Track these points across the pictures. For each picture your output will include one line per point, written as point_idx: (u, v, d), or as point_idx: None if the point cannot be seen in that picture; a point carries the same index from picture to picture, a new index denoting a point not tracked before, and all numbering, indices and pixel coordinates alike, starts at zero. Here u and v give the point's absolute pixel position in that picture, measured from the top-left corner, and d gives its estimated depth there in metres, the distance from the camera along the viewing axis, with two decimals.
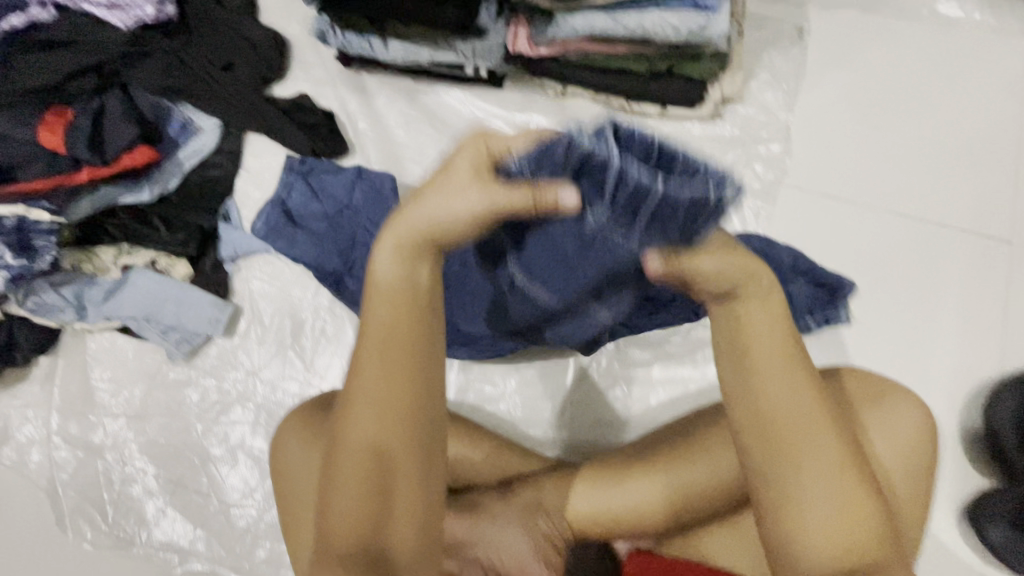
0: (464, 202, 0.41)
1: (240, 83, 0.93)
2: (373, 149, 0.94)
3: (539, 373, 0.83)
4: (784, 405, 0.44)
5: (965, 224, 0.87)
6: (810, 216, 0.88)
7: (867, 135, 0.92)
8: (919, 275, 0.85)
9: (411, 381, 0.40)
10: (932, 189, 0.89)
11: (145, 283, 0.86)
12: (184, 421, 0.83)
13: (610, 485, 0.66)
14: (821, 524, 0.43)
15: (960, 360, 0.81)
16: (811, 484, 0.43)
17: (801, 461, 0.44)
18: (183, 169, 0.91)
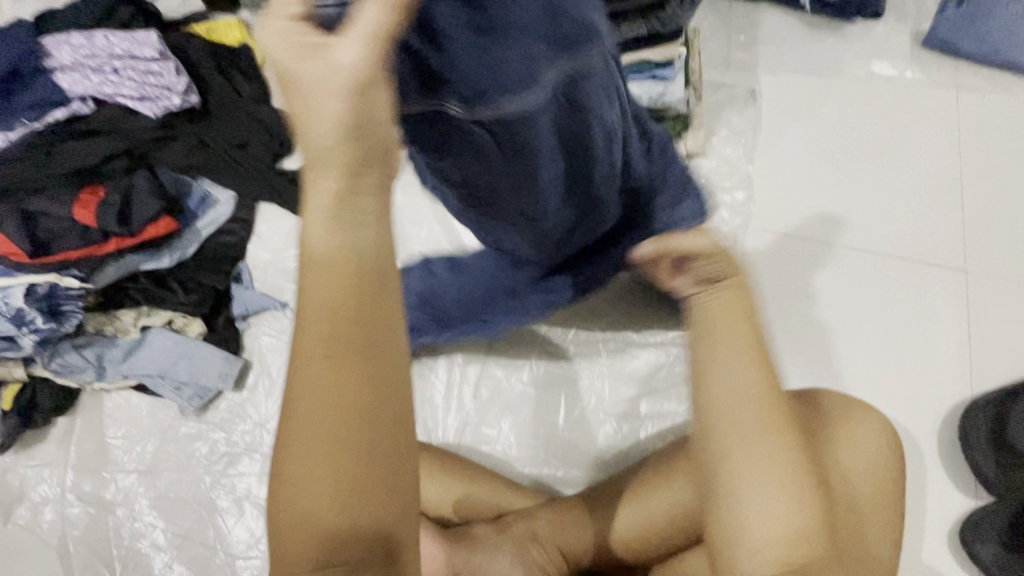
0: (341, 78, 0.27)
1: (254, 159, 1.04)
2: None
3: (533, 412, 0.87)
4: (735, 396, 0.50)
5: (920, 256, 0.94)
6: (777, 254, 0.96)
7: (822, 180, 1.01)
8: (884, 305, 0.91)
9: (363, 398, 0.31)
10: (886, 225, 0.96)
11: (162, 342, 0.92)
12: (194, 473, 0.87)
13: (607, 508, 0.69)
14: (768, 527, 0.46)
15: (931, 383, 0.85)
16: (756, 487, 0.47)
17: (764, 458, 0.47)
18: (200, 238, 1.00)
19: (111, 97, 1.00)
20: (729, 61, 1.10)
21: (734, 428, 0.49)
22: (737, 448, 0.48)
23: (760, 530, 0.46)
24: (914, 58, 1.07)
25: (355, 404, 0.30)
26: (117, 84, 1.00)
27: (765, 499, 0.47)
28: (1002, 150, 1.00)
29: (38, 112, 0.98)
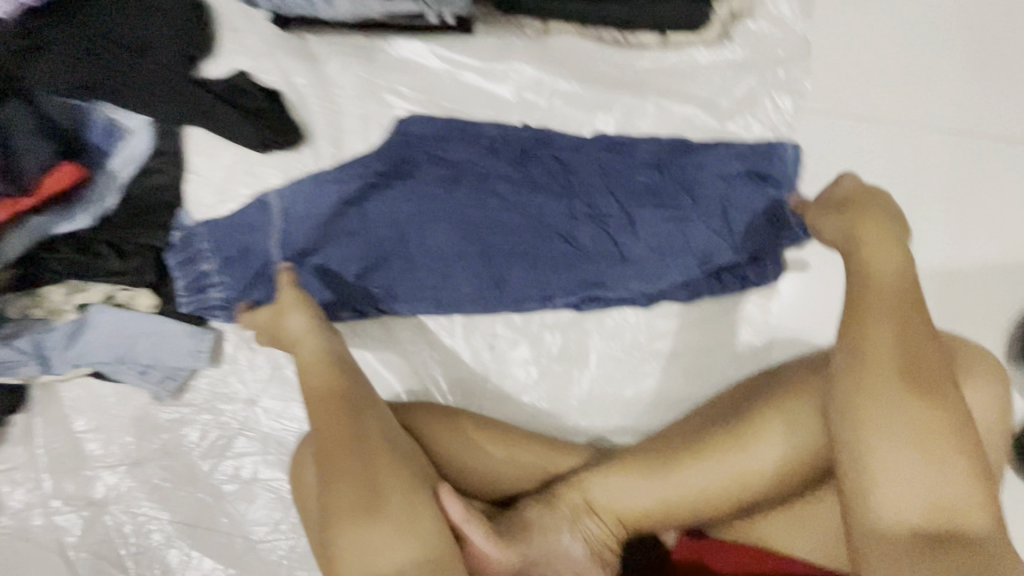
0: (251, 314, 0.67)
1: (161, 67, 0.79)
2: (332, 129, 0.82)
3: (560, 358, 0.77)
4: (891, 349, 0.47)
5: (1004, 132, 0.78)
6: (836, 143, 0.79)
7: (892, 40, 0.80)
8: (955, 201, 0.78)
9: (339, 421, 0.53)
10: (970, 95, 0.79)
11: (108, 321, 0.76)
12: (188, 461, 0.77)
13: (660, 476, 0.63)
14: (901, 490, 0.45)
15: (1004, 285, 0.76)
16: (905, 449, 0.45)
17: (894, 412, 0.46)
18: (118, 182, 0.79)
19: None
20: None
21: (879, 423, 0.46)
22: (876, 450, 0.46)
23: (911, 503, 0.44)
24: None
25: (334, 420, 0.53)
26: None
27: (909, 462, 0.45)
28: None
29: None
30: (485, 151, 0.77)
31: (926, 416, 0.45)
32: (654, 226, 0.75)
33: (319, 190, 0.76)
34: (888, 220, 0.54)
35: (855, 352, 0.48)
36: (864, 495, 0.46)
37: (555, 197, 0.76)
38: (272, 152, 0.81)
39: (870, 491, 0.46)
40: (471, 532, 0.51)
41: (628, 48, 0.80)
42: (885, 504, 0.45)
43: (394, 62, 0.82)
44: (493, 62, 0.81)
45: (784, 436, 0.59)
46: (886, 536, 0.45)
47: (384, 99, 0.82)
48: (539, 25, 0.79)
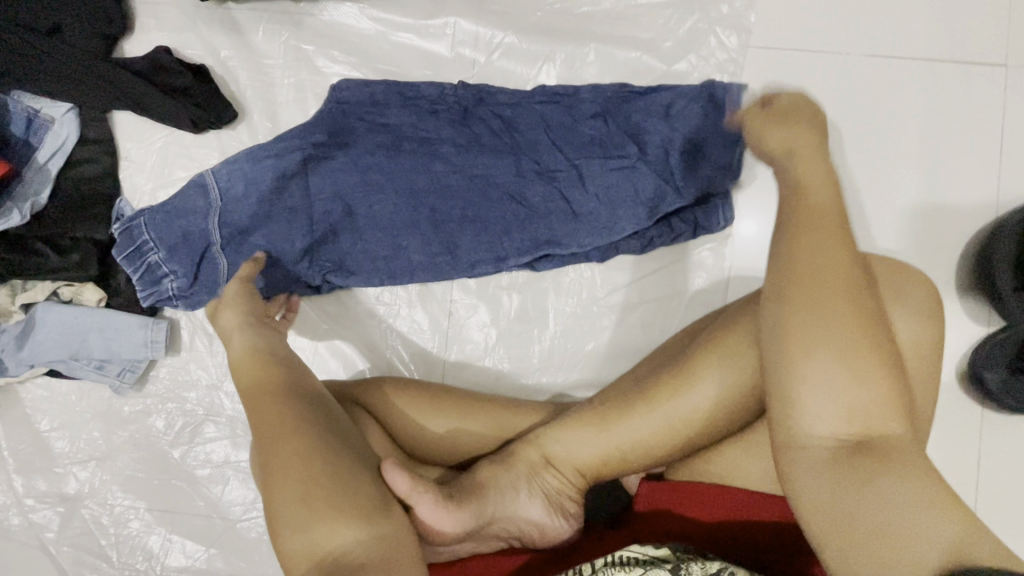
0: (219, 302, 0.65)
1: (78, 50, 0.75)
2: (265, 102, 0.78)
3: (519, 319, 0.77)
4: (822, 258, 0.43)
5: (951, 53, 0.77)
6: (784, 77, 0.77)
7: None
8: (905, 128, 0.77)
9: (280, 410, 0.53)
10: (915, 18, 0.77)
11: (57, 320, 0.75)
12: (158, 450, 0.77)
13: (607, 429, 0.64)
14: (822, 398, 0.42)
15: (956, 210, 0.76)
16: (827, 358, 0.41)
17: (821, 320, 0.42)
18: (48, 175, 0.76)
19: None
20: None
21: (803, 311, 0.42)
22: (805, 356, 0.42)
23: (832, 412, 0.42)
24: None
25: (275, 411, 0.53)
26: None
27: (833, 371, 0.41)
28: None
29: None
30: (431, 119, 0.75)
31: (850, 322, 0.42)
32: (605, 179, 0.73)
33: (255, 166, 0.72)
34: (807, 119, 0.47)
35: (783, 257, 0.44)
36: (791, 403, 0.43)
37: (502, 156, 0.74)
38: (205, 131, 0.78)
39: (794, 397, 0.42)
40: (419, 500, 0.54)
41: None
42: (809, 415, 0.42)
43: (322, 26, 0.78)
44: (426, 19, 0.78)
45: (718, 378, 0.61)
46: (805, 447, 0.42)
47: (316, 66, 0.78)
48: None
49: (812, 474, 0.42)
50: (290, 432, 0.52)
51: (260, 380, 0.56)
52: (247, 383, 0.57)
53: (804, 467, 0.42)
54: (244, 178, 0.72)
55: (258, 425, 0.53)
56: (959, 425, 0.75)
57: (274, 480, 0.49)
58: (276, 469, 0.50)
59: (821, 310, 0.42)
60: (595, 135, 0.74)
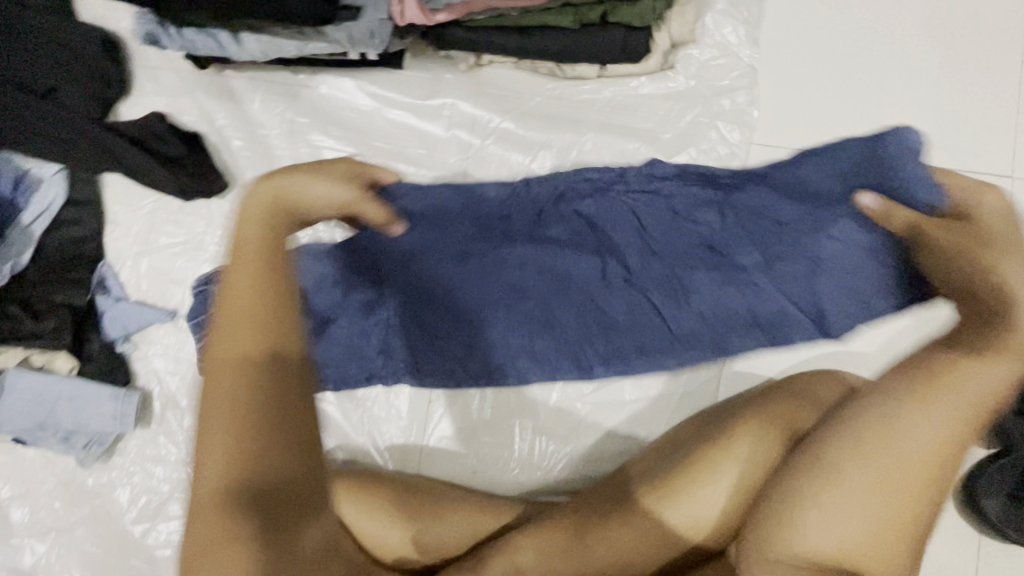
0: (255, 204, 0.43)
1: (68, 110, 0.74)
2: (256, 172, 0.77)
3: (502, 412, 0.74)
4: (920, 421, 0.40)
5: (962, 162, 0.74)
6: None
7: (843, 62, 0.76)
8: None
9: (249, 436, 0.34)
10: (925, 123, 0.75)
11: (22, 391, 0.72)
12: (118, 526, 0.74)
13: (579, 550, 0.59)
14: (843, 517, 0.40)
15: None
16: (868, 505, 0.40)
17: (886, 445, 0.40)
18: (32, 235, 0.75)
19: None
20: None
21: (881, 438, 0.41)
22: (844, 469, 0.41)
23: (833, 545, 0.40)
24: None
25: (238, 429, 0.34)
26: None
27: (864, 499, 0.40)
28: None
29: None
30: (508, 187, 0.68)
31: (903, 487, 0.40)
32: (663, 285, 0.61)
33: (458, 191, 0.60)
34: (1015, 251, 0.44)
35: (921, 385, 0.41)
36: (802, 501, 0.42)
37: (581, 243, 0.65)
38: (194, 199, 0.76)
39: (806, 502, 0.42)
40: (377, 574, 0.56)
41: (565, 78, 0.77)
42: (815, 528, 0.41)
43: (320, 100, 0.78)
44: (425, 98, 0.77)
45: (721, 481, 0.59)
46: (794, 555, 0.41)
47: (309, 140, 0.77)
48: (471, 58, 0.75)
49: None
50: (283, 422, 0.35)
51: (267, 340, 0.37)
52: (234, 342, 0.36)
53: (781, 575, 0.41)
54: (483, 204, 0.60)
55: (213, 442, 0.34)
56: (957, 551, 0.71)
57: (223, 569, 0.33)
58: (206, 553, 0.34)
59: (896, 474, 0.40)
60: (722, 215, 0.63)
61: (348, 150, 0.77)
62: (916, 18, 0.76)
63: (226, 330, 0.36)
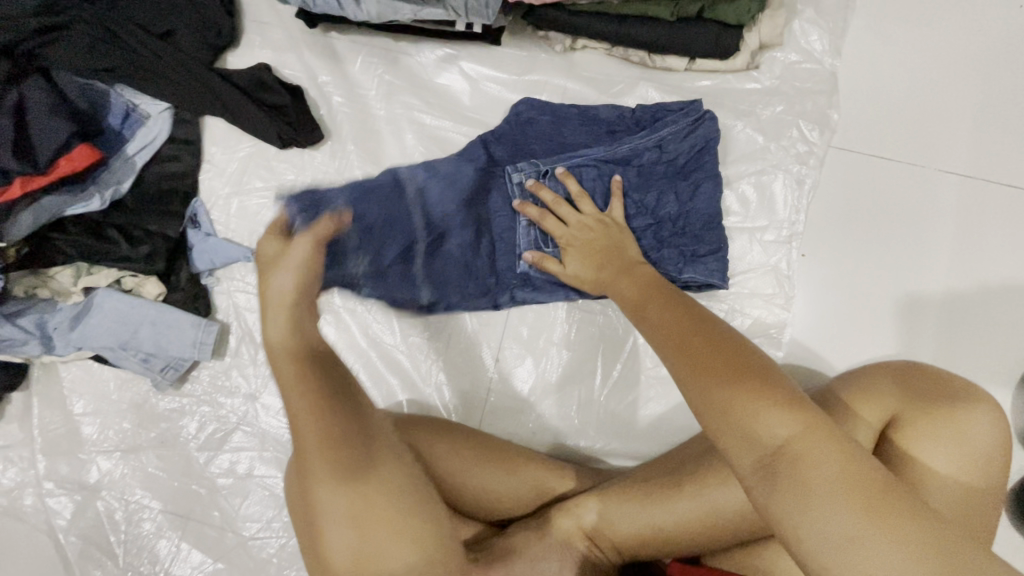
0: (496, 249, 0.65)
1: (182, 53, 0.79)
2: (352, 128, 0.81)
3: (565, 378, 0.77)
4: (691, 350, 0.48)
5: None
6: (855, 184, 0.79)
7: (919, 77, 0.80)
8: (953, 245, 0.77)
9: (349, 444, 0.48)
10: (991, 141, 0.78)
11: (113, 307, 0.76)
12: (184, 452, 0.77)
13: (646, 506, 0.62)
14: (735, 427, 0.43)
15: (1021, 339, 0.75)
16: (736, 393, 0.43)
17: (705, 355, 0.47)
18: (135, 166, 0.79)
19: None
20: None
21: (691, 354, 0.47)
22: (713, 395, 0.44)
23: (755, 434, 0.42)
24: None
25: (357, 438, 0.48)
26: None
27: (730, 396, 0.43)
28: None
29: None
30: (601, 132, 0.77)
31: (732, 364, 0.45)
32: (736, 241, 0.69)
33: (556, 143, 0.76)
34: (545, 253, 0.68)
35: (653, 330, 0.53)
36: (725, 437, 0.43)
37: (660, 186, 0.74)
38: (290, 147, 0.80)
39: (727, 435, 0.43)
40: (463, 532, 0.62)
41: (654, 68, 0.80)
42: (743, 444, 0.42)
43: (418, 67, 0.82)
44: (519, 74, 0.81)
45: None
46: (752, 480, 0.41)
47: (405, 102, 0.81)
48: (567, 41, 0.79)
49: (796, 501, 0.39)
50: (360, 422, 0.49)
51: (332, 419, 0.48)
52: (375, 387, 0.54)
53: (776, 503, 0.40)
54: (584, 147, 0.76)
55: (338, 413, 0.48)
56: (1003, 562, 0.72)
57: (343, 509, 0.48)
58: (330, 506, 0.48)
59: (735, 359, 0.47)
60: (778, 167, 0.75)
61: (440, 114, 0.81)
62: (996, 42, 0.79)
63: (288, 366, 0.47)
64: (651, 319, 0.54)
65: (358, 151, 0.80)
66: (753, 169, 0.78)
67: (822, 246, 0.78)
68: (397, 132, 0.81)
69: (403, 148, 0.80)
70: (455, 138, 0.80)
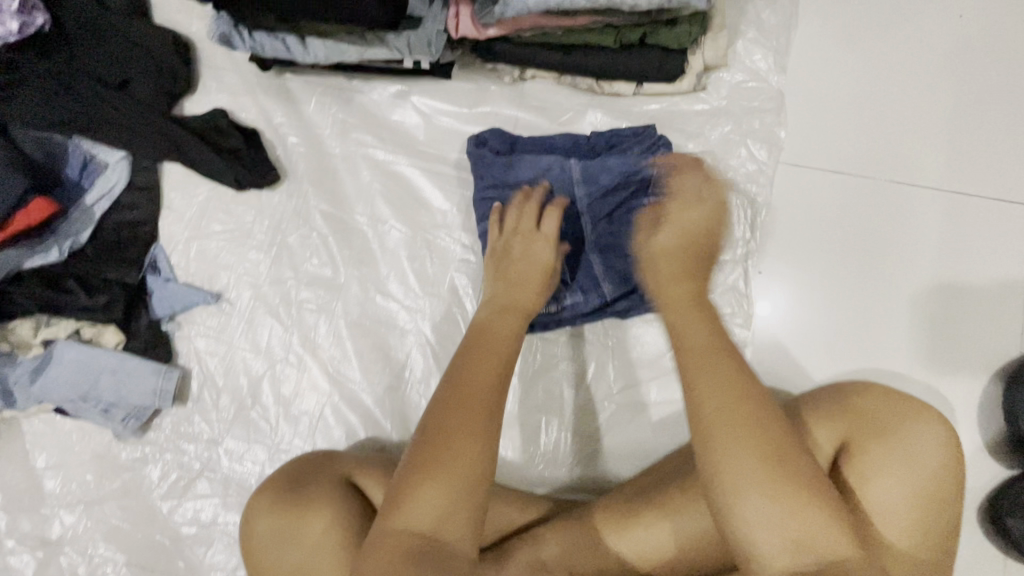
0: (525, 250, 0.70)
1: (138, 103, 0.80)
2: (308, 167, 0.82)
3: (529, 406, 0.76)
4: (693, 334, 0.54)
5: (982, 189, 0.77)
6: (812, 198, 0.79)
7: (868, 88, 0.81)
8: (917, 255, 0.77)
9: (479, 417, 0.53)
10: (947, 150, 0.79)
11: (73, 357, 0.76)
12: (147, 502, 0.76)
13: (609, 537, 0.61)
14: (711, 404, 0.49)
15: (981, 344, 0.75)
16: (714, 371, 0.50)
17: (701, 336, 0.53)
18: (94, 216, 0.80)
19: None
20: None
21: (692, 330, 0.54)
22: (697, 374, 0.50)
23: (714, 409, 0.48)
24: None
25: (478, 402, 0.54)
26: None
27: (711, 375, 0.50)
28: None
29: None
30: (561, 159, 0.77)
31: (721, 351, 0.52)
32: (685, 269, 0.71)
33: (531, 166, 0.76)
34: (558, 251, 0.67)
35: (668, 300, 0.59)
36: (697, 418, 0.49)
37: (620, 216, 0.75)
38: (246, 189, 0.81)
39: (698, 412, 0.49)
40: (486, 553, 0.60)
41: (603, 94, 0.81)
42: (708, 425, 0.48)
43: (371, 105, 0.83)
44: (470, 107, 0.82)
45: None
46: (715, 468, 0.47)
47: (359, 140, 0.82)
48: (515, 72, 0.81)
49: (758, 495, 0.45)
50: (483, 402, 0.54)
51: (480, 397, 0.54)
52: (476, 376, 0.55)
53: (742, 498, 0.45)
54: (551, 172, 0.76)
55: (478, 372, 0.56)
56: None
57: (439, 490, 0.50)
58: (416, 493, 0.50)
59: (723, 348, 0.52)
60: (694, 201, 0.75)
61: (394, 150, 0.81)
62: (939, 52, 0.80)
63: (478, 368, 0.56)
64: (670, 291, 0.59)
65: (314, 190, 0.81)
66: None
67: (788, 261, 0.78)
68: (352, 169, 0.81)
69: (359, 185, 0.81)
70: (410, 172, 0.81)
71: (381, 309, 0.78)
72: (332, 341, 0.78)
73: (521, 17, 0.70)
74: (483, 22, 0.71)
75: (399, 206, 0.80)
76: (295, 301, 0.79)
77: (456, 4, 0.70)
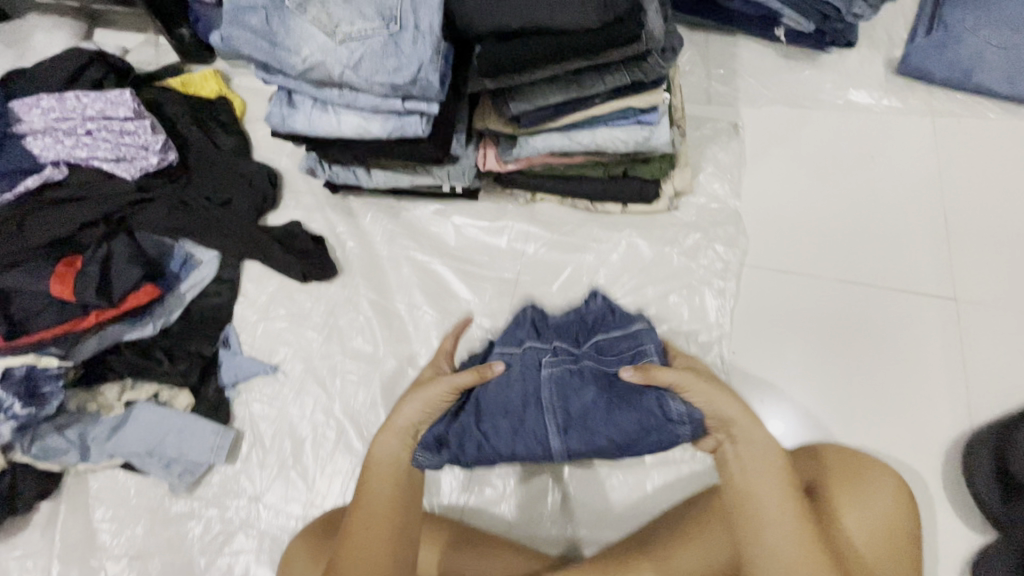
0: (424, 398, 0.73)
1: (234, 215, 1.03)
2: (361, 266, 1.01)
3: (538, 470, 0.85)
4: (749, 460, 0.64)
5: (941, 289, 0.94)
6: (788, 295, 0.96)
7: (819, 210, 1.02)
8: (904, 374, 0.89)
9: (383, 548, 0.66)
10: (920, 261, 0.96)
11: (148, 417, 0.88)
12: (187, 556, 0.84)
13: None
14: (783, 538, 0.59)
15: (948, 420, 0.86)
16: (784, 515, 0.60)
17: (764, 466, 0.63)
18: (185, 300, 0.98)
19: (86, 161, 1.02)
20: (710, 96, 1.13)
21: (755, 466, 0.63)
22: (763, 514, 0.61)
23: (781, 542, 0.59)
24: (889, 86, 1.11)
25: (382, 529, 0.68)
26: (91, 147, 1.01)
27: (785, 522, 0.60)
28: (985, 183, 1.01)
29: (16, 130, 1.01)
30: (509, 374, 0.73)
31: (784, 483, 0.62)
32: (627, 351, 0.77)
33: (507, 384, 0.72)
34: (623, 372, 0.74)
35: (721, 425, 0.66)
36: (764, 548, 0.60)
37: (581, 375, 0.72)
38: (309, 281, 1.01)
39: (766, 544, 0.60)
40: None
41: (597, 213, 1.03)
42: (778, 555, 0.59)
43: (413, 220, 1.05)
44: (491, 221, 1.04)
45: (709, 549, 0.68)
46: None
47: (401, 245, 1.03)
48: (527, 196, 1.03)
49: None
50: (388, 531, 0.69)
51: (381, 523, 0.68)
52: (372, 520, 0.68)
53: None
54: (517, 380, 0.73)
55: (380, 500, 0.70)
56: None
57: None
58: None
59: (740, 438, 0.65)
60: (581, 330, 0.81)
61: (430, 253, 1.02)
62: (881, 184, 1.03)
63: (376, 507, 0.69)
64: (723, 415, 0.66)
65: (364, 283, 1.00)
66: (683, 284, 0.96)
67: (795, 356, 0.92)
68: (396, 267, 1.01)
69: (400, 279, 1.00)
70: (443, 270, 1.00)
71: (413, 381, 0.92)
72: (368, 407, 0.90)
73: (532, 156, 0.94)
74: (503, 158, 0.95)
75: (432, 296, 0.98)
76: (341, 372, 0.93)
77: (484, 147, 0.95)
